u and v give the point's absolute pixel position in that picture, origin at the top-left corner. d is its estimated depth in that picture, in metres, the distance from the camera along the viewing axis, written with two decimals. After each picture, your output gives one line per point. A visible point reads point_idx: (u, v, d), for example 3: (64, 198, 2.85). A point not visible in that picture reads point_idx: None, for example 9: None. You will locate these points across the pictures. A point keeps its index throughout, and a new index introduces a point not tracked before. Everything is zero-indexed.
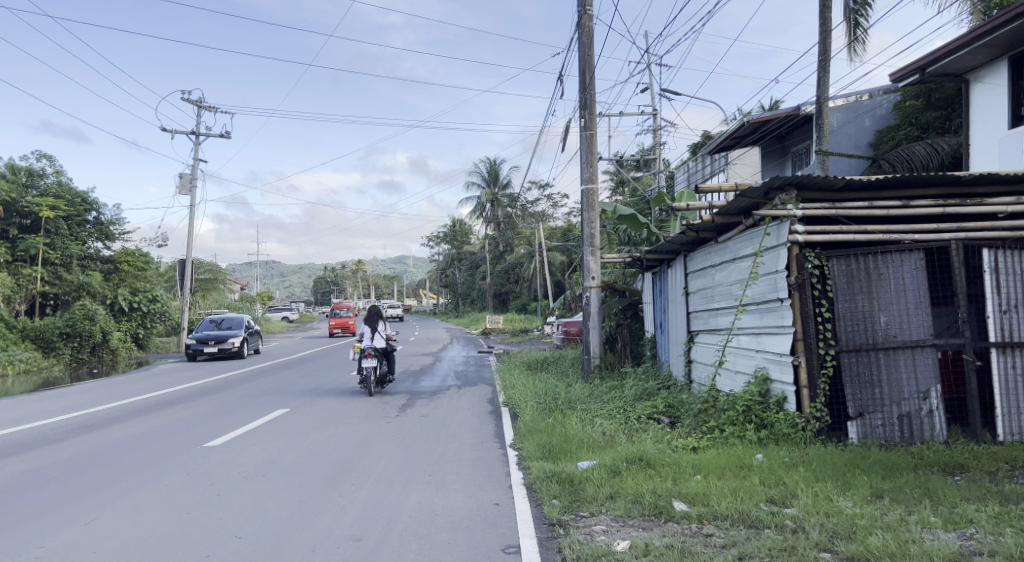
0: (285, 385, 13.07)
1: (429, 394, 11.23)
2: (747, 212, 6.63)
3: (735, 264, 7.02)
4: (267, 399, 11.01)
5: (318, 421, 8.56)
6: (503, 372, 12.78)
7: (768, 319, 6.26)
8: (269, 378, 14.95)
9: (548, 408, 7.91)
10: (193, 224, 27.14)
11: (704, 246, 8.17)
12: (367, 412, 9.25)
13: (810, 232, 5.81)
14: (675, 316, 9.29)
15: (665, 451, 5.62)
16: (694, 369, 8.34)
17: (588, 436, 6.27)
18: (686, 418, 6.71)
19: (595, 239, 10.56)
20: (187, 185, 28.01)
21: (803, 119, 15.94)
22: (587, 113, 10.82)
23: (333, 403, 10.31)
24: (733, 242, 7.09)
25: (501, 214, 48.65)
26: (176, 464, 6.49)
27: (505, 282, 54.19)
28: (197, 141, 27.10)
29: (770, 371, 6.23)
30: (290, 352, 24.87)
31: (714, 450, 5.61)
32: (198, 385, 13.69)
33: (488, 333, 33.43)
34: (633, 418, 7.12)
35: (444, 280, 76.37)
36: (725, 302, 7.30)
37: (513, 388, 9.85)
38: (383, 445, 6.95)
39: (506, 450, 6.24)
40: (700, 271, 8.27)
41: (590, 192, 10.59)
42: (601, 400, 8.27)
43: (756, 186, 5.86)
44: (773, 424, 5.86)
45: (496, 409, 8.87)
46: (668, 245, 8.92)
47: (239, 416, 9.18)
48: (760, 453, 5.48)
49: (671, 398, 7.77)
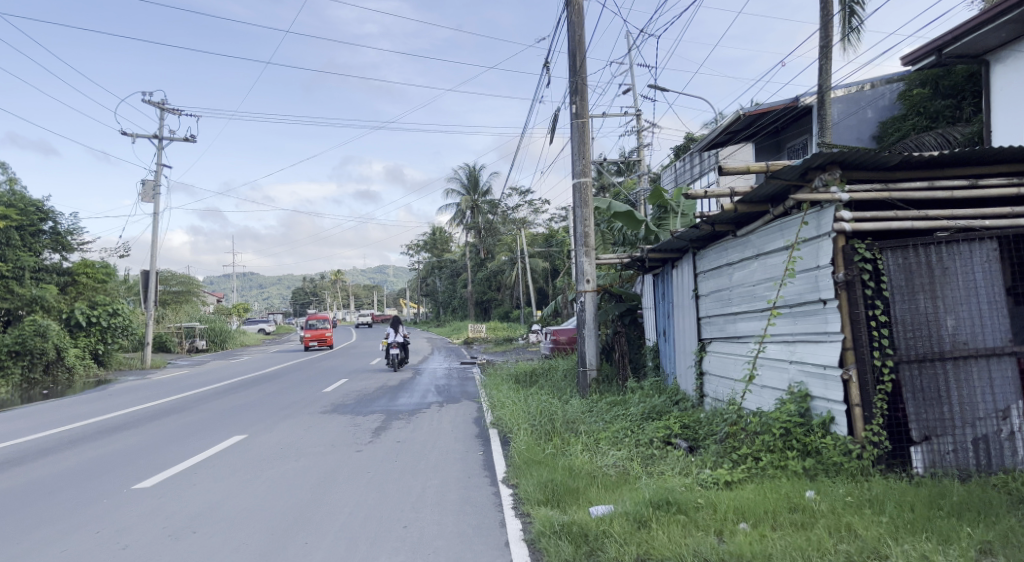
0: (248, 406, 11.80)
1: (408, 413, 10.04)
2: (776, 198, 5.71)
3: (761, 261, 6.07)
4: (224, 424, 9.75)
5: (275, 452, 7.35)
6: (490, 387, 11.67)
7: (808, 324, 5.29)
8: (233, 397, 13.66)
9: (545, 432, 6.82)
10: (157, 233, 25.60)
11: (718, 242, 7.21)
12: (335, 438, 8.07)
13: (859, 220, 4.91)
14: (682, 322, 8.36)
15: (694, 490, 4.57)
16: (708, 382, 7.42)
17: (596, 470, 5.20)
18: (709, 444, 5.67)
19: (589, 238, 9.58)
20: (150, 192, 26.48)
21: (801, 112, 15.24)
22: (578, 98, 9.84)
23: (298, 427, 9.09)
24: (758, 236, 6.13)
25: (482, 221, 47.45)
26: (91, 513, 5.27)
27: (487, 290, 53.06)
28: (160, 146, 25.61)
29: (810, 387, 5.25)
30: (261, 367, 23.37)
31: (754, 487, 4.59)
32: (151, 408, 12.34)
33: (472, 343, 32.20)
34: (645, 444, 6.08)
35: (424, 289, 74.84)
36: (749, 306, 6.33)
37: (503, 406, 8.76)
38: (350, 484, 5.82)
39: (499, 490, 5.16)
40: (713, 271, 7.29)
41: (583, 186, 9.62)
42: (605, 420, 7.21)
43: (792, 165, 4.95)
44: (819, 451, 4.86)
45: (484, 432, 7.77)
46: (675, 243, 7.93)
47: (185, 447, 7.91)
48: (810, 488, 4.48)
49: (686, 418, 6.75)
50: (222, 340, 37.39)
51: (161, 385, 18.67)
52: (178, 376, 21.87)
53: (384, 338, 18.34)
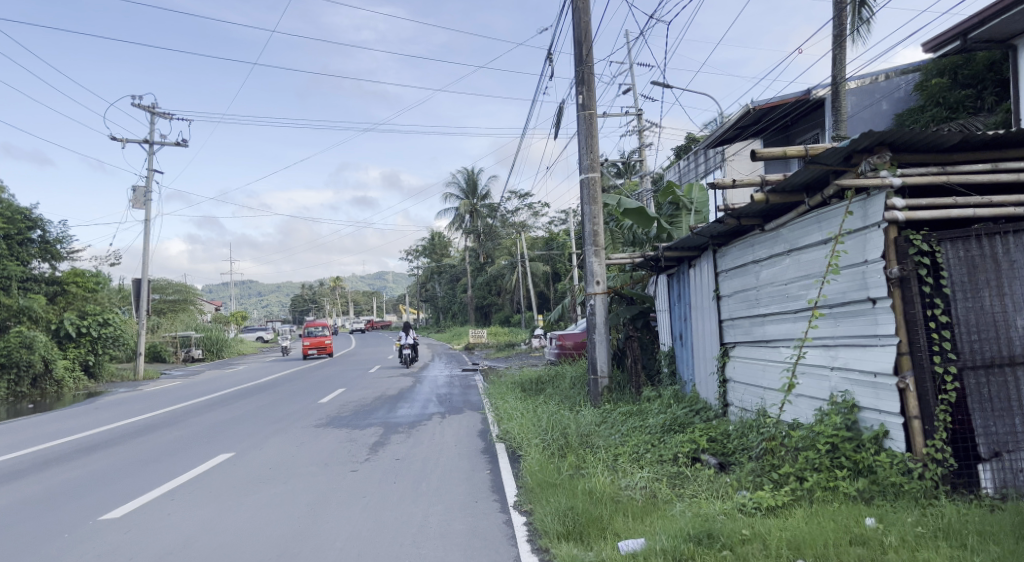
0: (238, 420, 11.18)
1: (408, 426, 9.46)
2: (814, 187, 5.21)
3: (797, 257, 5.55)
4: (211, 440, 9.15)
5: (262, 474, 6.72)
6: (494, 396, 11.05)
7: (853, 326, 4.74)
8: (225, 409, 13.06)
9: (559, 449, 6.24)
10: (148, 240, 25.05)
11: (743, 238, 6.69)
12: (328, 456, 7.47)
13: (914, 208, 4.37)
14: (702, 326, 7.79)
15: (735, 518, 3.97)
16: (733, 389, 6.88)
17: (619, 495, 4.61)
18: (742, 462, 5.08)
19: (598, 237, 9.08)
20: (141, 198, 25.96)
21: (812, 105, 14.79)
22: (584, 89, 9.33)
23: (290, 443, 8.51)
24: (793, 229, 5.61)
25: (482, 225, 46.63)
26: (49, 551, 4.68)
27: (486, 294, 52.43)
28: (151, 151, 25.09)
29: (858, 396, 4.67)
30: (257, 376, 22.73)
31: (804, 514, 3.98)
32: (136, 423, 11.72)
33: (473, 349, 31.58)
34: (668, 462, 5.49)
35: (424, 294, 74.16)
36: (782, 306, 5.81)
37: (510, 418, 8.17)
38: (343, 513, 5.21)
39: (511, 519, 4.60)
40: (739, 269, 6.76)
41: (591, 182, 9.10)
42: (621, 433, 6.63)
43: (835, 149, 4.47)
44: (874, 470, 4.27)
45: (490, 448, 7.18)
46: (694, 239, 7.38)
47: (166, 469, 7.31)
48: (870, 515, 3.88)
49: (712, 430, 6.16)
50: (219, 349, 36.70)
51: (151, 397, 18.04)
52: (170, 387, 21.22)
53: (397, 339, 21.82)
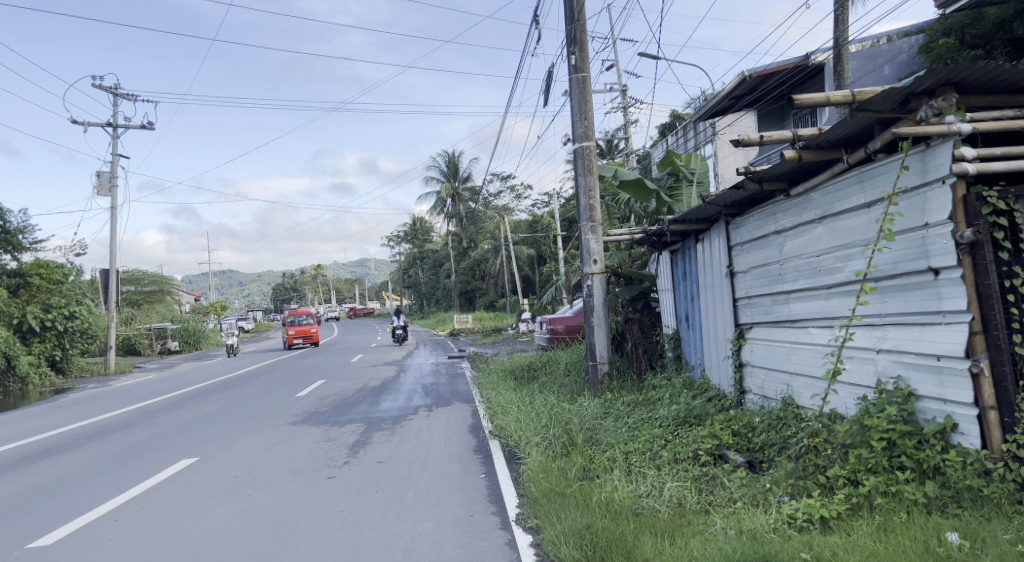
0: (208, 418, 10.30)
1: (392, 420, 8.72)
2: (857, 139, 4.54)
3: (832, 225, 4.89)
4: (175, 443, 8.30)
5: (226, 485, 5.89)
6: (485, 385, 10.34)
7: (908, 301, 4.06)
8: (195, 406, 12.17)
9: (563, 449, 5.53)
10: (115, 228, 23.81)
11: (763, 206, 6.01)
12: (303, 459, 6.69)
13: (986, 159, 3.69)
14: (713, 306, 7.11)
15: (790, 539, 3.28)
16: (751, 375, 6.26)
17: (640, 507, 3.93)
18: (777, 462, 4.41)
19: (594, 211, 8.36)
20: (106, 184, 24.61)
21: (811, 71, 14.38)
22: (577, 49, 8.52)
23: (262, 444, 7.70)
24: (827, 193, 4.93)
25: (463, 208, 45.66)
26: None
27: (470, 279, 51.64)
28: (115, 134, 23.75)
29: (914, 383, 4.01)
30: (234, 368, 21.76)
31: (868, 529, 3.30)
32: (96, 424, 10.77)
33: (457, 334, 30.86)
34: (690, 463, 4.81)
35: (407, 281, 73.01)
36: (813, 281, 5.16)
37: (505, 411, 7.42)
38: (316, 535, 4.40)
39: (515, 538, 3.88)
40: (759, 242, 6.10)
41: (586, 152, 8.36)
42: (629, 427, 5.95)
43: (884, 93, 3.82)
44: (943, 471, 3.60)
45: (483, 446, 6.46)
46: (705, 210, 6.67)
47: (118, 480, 6.45)
48: (951, 530, 3.20)
49: (732, 422, 5.48)
50: (197, 341, 35.49)
51: (119, 392, 17.01)
52: (142, 381, 20.12)
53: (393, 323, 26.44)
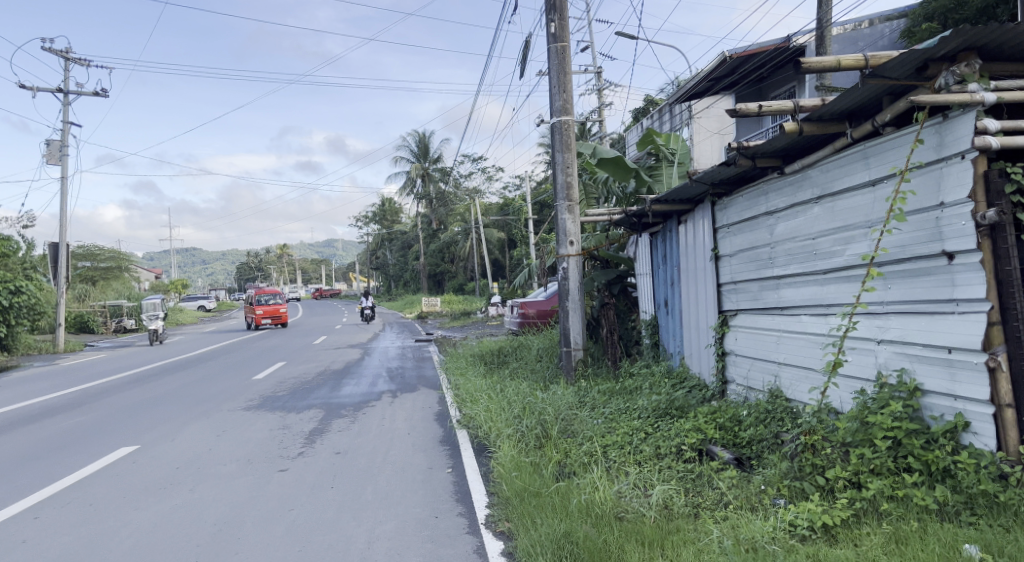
0: (155, 403, 9.52)
1: (354, 407, 8.20)
2: (862, 113, 4.20)
3: (831, 206, 4.55)
4: (114, 429, 7.59)
5: (164, 477, 5.15)
6: (453, 371, 9.88)
7: (917, 288, 3.74)
8: (144, 388, 11.37)
9: (536, 442, 5.12)
10: (65, 199, 22.36)
11: (752, 186, 5.66)
12: (254, 448, 6.12)
13: (1009, 133, 3.34)
14: (694, 291, 6.79)
15: (796, 552, 2.91)
16: (735, 364, 5.95)
17: (623, 510, 3.53)
18: (769, 460, 4.08)
19: (571, 190, 7.92)
20: (56, 152, 23.07)
21: (790, 55, 14.29)
22: (556, 17, 7.99)
23: (209, 430, 7.08)
24: (827, 170, 4.58)
25: (434, 189, 44.75)
26: None
27: (439, 262, 50.88)
28: (66, 100, 22.23)
29: (921, 377, 3.71)
30: (192, 348, 20.72)
31: (878, 540, 2.98)
32: (32, 406, 9.92)
33: (426, 317, 30.29)
34: (675, 459, 4.45)
35: (374, 262, 71.72)
36: (807, 266, 4.84)
37: (474, 400, 6.97)
38: (260, 538, 3.76)
39: (485, 545, 3.43)
40: (747, 224, 5.76)
41: (564, 127, 7.88)
42: (606, 418, 5.59)
43: (899, 58, 3.48)
44: (953, 473, 3.30)
45: (451, 437, 6.01)
46: (690, 189, 6.29)
47: (41, 468, 5.76)
48: (968, 542, 2.89)
49: (717, 414, 5.15)
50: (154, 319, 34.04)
51: (64, 372, 15.89)
52: (91, 361, 19.01)
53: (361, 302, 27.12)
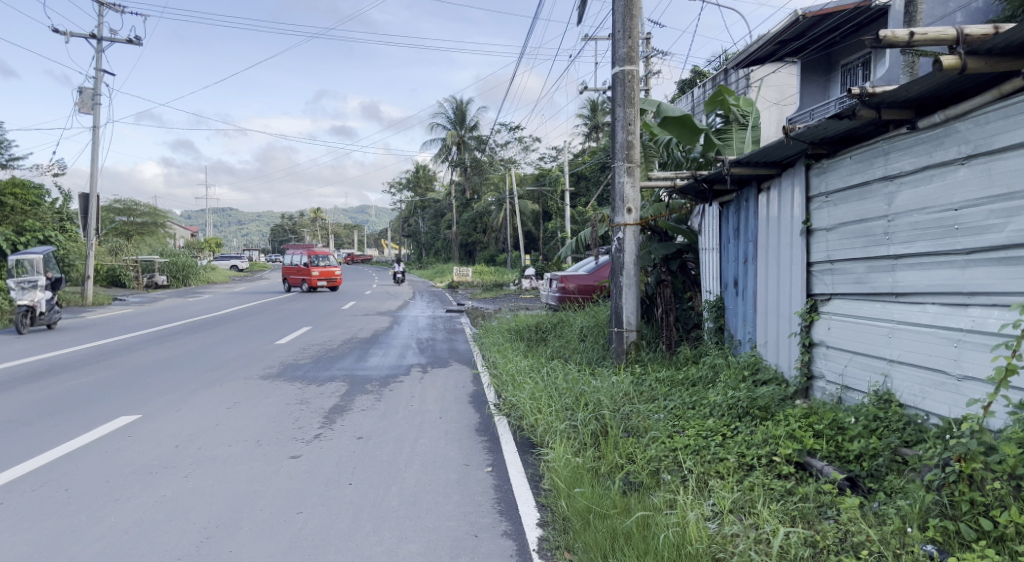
0: (169, 365, 9.00)
1: (380, 382, 7.51)
2: None
3: (987, 167, 3.57)
4: (123, 392, 7.09)
5: (160, 458, 4.50)
6: (488, 347, 9.16)
7: None
8: (163, 348, 10.94)
9: (592, 441, 4.35)
10: (97, 151, 22.14)
11: (867, 146, 4.64)
12: (269, 426, 5.48)
13: None
14: (775, 271, 5.83)
15: None
16: (825, 358, 5.04)
17: (721, 552, 2.70)
18: (899, 489, 3.22)
19: (632, 151, 6.94)
20: (89, 101, 22.78)
21: (870, 18, 12.96)
22: None
23: (221, 401, 6.47)
24: (985, 123, 3.58)
25: (469, 157, 43.65)
26: None
27: (471, 232, 50.07)
28: (99, 49, 21.81)
29: None
30: (221, 307, 20.43)
31: None
32: (47, 362, 9.55)
33: (456, 288, 29.67)
34: (768, 476, 3.60)
35: (406, 229, 71.36)
36: (942, 245, 3.88)
37: (516, 383, 6.23)
38: (256, 551, 3.02)
39: None
40: (856, 192, 4.76)
41: (627, 78, 6.86)
42: (670, 414, 4.77)
43: None
44: None
45: (489, 427, 5.26)
46: (781, 150, 5.29)
47: (31, 434, 5.20)
48: None
49: (812, 419, 4.28)
50: (185, 277, 34.18)
51: (92, 325, 15.72)
52: (119, 315, 18.93)
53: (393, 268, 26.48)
